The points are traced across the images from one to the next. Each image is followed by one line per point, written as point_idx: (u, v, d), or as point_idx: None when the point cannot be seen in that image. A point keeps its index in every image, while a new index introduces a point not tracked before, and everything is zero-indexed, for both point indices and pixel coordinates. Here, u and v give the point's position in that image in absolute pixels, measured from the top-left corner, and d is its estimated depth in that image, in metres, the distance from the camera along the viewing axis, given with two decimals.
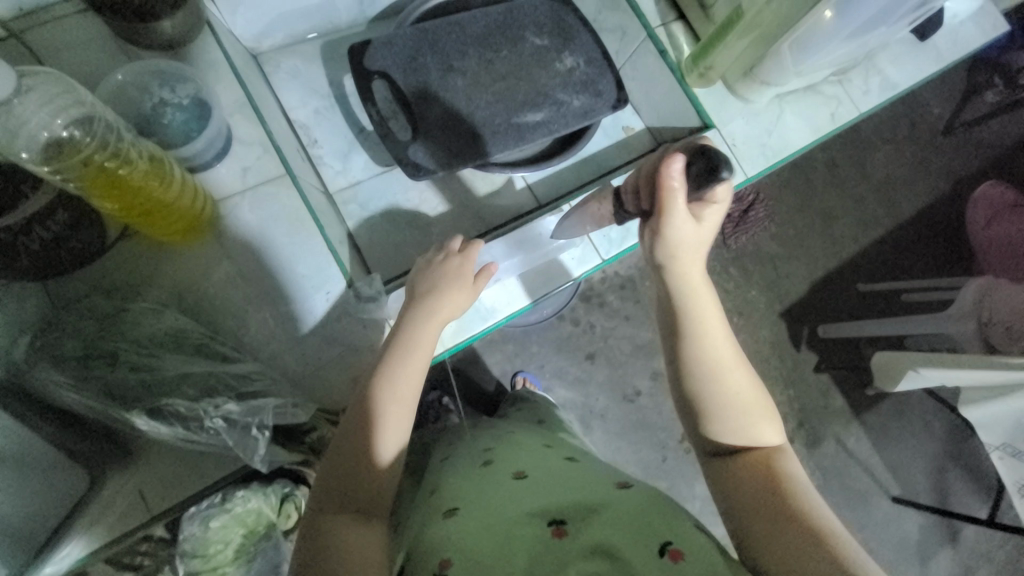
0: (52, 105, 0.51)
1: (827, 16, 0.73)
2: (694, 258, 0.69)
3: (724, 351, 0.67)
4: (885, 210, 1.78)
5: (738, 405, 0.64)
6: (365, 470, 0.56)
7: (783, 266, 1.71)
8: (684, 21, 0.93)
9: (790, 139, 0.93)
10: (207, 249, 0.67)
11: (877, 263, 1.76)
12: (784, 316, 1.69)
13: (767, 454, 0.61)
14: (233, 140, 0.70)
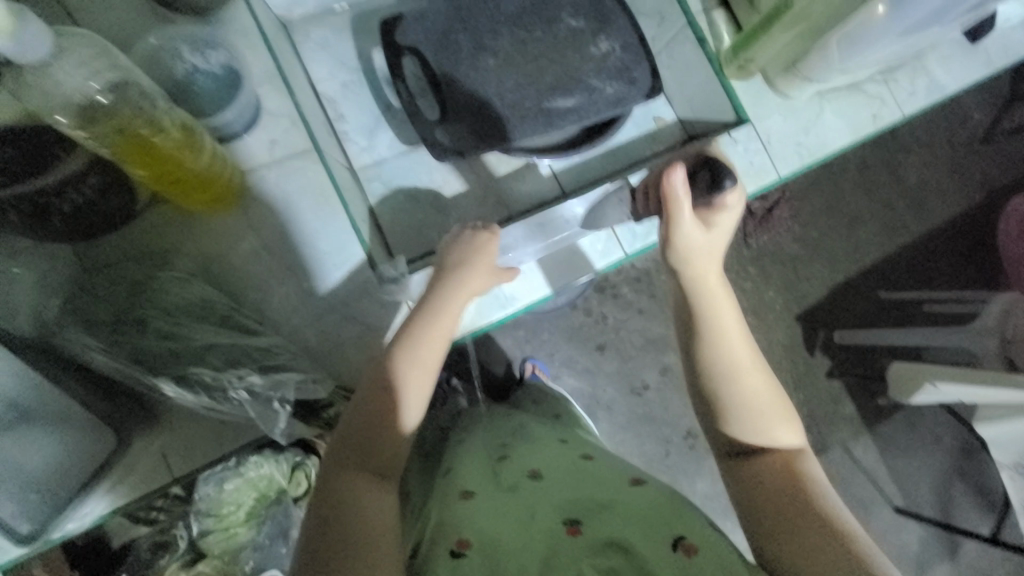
0: (88, 68, 0.50)
1: (878, 13, 0.69)
2: (714, 255, 0.69)
3: (745, 353, 0.66)
4: (915, 217, 1.73)
5: (756, 403, 0.64)
6: (384, 432, 0.58)
7: (804, 268, 1.67)
8: (727, 9, 0.89)
9: (828, 140, 0.89)
10: (234, 220, 0.68)
11: (902, 271, 1.71)
12: (801, 319, 1.66)
13: (788, 460, 0.61)
14: (262, 111, 0.69)
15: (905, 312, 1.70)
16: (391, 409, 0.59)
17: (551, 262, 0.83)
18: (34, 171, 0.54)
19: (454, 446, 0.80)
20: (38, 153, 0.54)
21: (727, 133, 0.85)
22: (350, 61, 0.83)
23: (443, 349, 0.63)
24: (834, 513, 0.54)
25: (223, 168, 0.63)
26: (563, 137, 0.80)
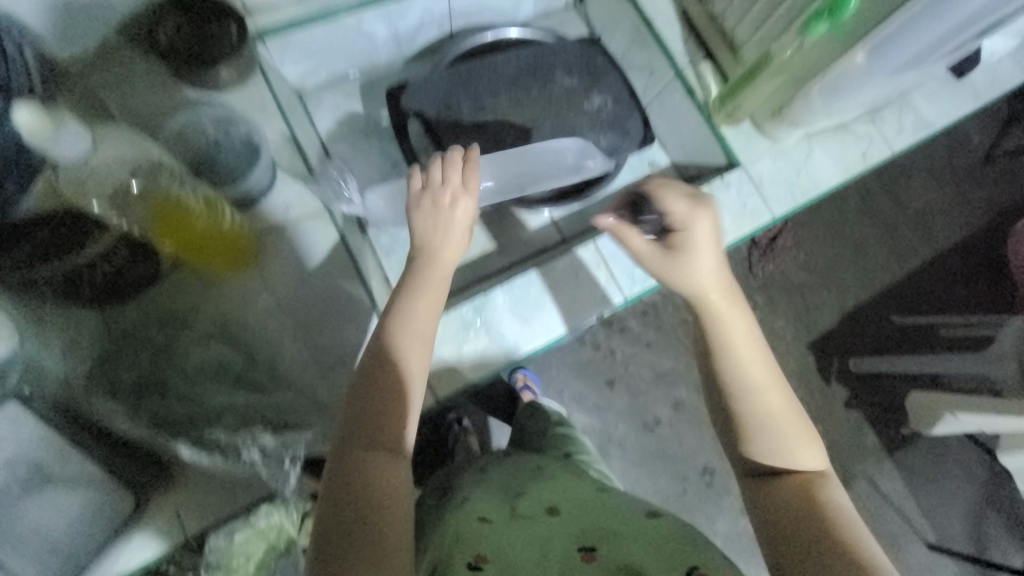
0: (124, 162, 0.61)
1: (858, 61, 0.72)
2: (710, 267, 0.69)
3: (762, 371, 0.65)
4: (920, 241, 1.73)
5: (772, 415, 0.64)
6: (383, 409, 0.60)
7: (811, 296, 1.67)
8: (713, 60, 0.92)
9: (820, 177, 0.91)
10: (251, 278, 0.70)
11: (912, 296, 1.70)
12: (812, 348, 1.65)
13: (811, 485, 0.60)
14: (278, 177, 0.73)
15: (919, 338, 1.67)
16: (388, 390, 0.61)
17: (549, 308, 0.79)
18: (68, 245, 0.59)
19: (470, 480, 0.81)
20: (75, 228, 0.60)
21: (720, 176, 0.87)
22: (361, 126, 0.90)
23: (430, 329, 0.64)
24: (852, 542, 0.53)
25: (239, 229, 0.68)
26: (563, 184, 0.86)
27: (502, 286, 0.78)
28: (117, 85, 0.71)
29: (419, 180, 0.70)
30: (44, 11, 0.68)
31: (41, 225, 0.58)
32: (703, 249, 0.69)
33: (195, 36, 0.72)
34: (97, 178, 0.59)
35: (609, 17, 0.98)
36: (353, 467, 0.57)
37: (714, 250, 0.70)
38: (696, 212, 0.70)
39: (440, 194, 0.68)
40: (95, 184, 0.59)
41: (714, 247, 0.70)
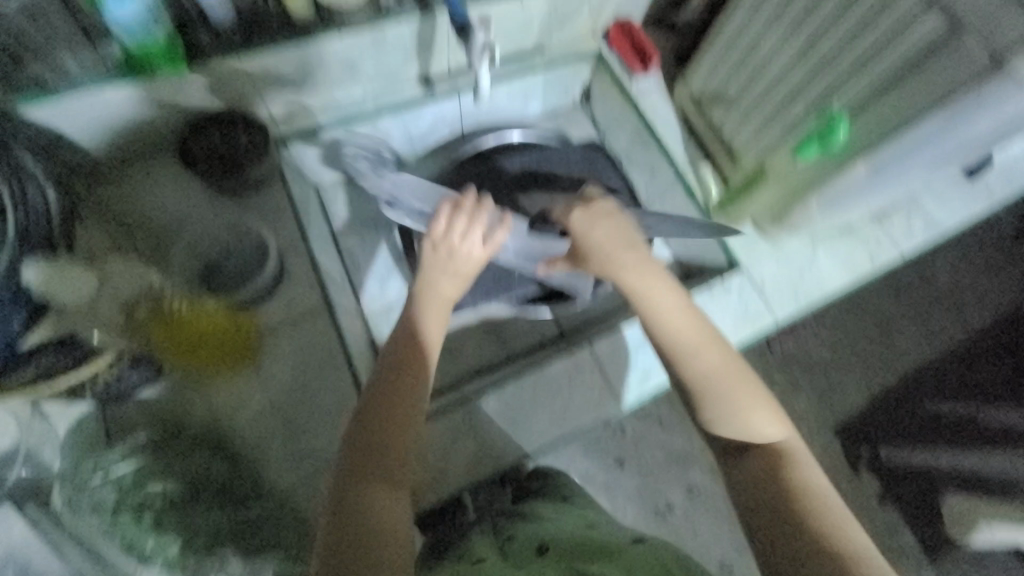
0: (127, 285, 0.65)
1: (854, 180, 0.70)
2: (617, 247, 0.70)
3: (709, 350, 0.65)
4: (951, 320, 1.63)
5: (721, 384, 0.64)
6: (386, 439, 0.61)
7: (835, 377, 1.57)
8: (714, 163, 0.94)
9: (825, 280, 0.90)
10: (246, 379, 0.70)
11: (946, 381, 1.59)
12: (839, 434, 1.54)
13: (775, 464, 0.61)
14: (285, 275, 0.76)
15: (956, 430, 1.55)
16: (389, 424, 0.61)
17: (541, 415, 0.76)
18: (56, 367, 0.58)
19: (465, 538, 0.79)
20: (69, 352, 0.59)
21: (720, 278, 0.87)
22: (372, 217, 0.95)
23: (429, 361, 0.65)
24: (823, 526, 0.55)
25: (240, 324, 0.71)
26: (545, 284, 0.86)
27: (495, 388, 0.76)
28: (153, 188, 0.77)
29: (438, 230, 0.69)
30: (86, 128, 0.71)
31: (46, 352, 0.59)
32: (595, 233, 0.72)
33: (242, 149, 0.76)
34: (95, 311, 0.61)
35: (613, 118, 1.03)
36: (360, 499, 0.57)
37: (613, 230, 0.72)
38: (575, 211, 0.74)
39: (458, 247, 0.69)
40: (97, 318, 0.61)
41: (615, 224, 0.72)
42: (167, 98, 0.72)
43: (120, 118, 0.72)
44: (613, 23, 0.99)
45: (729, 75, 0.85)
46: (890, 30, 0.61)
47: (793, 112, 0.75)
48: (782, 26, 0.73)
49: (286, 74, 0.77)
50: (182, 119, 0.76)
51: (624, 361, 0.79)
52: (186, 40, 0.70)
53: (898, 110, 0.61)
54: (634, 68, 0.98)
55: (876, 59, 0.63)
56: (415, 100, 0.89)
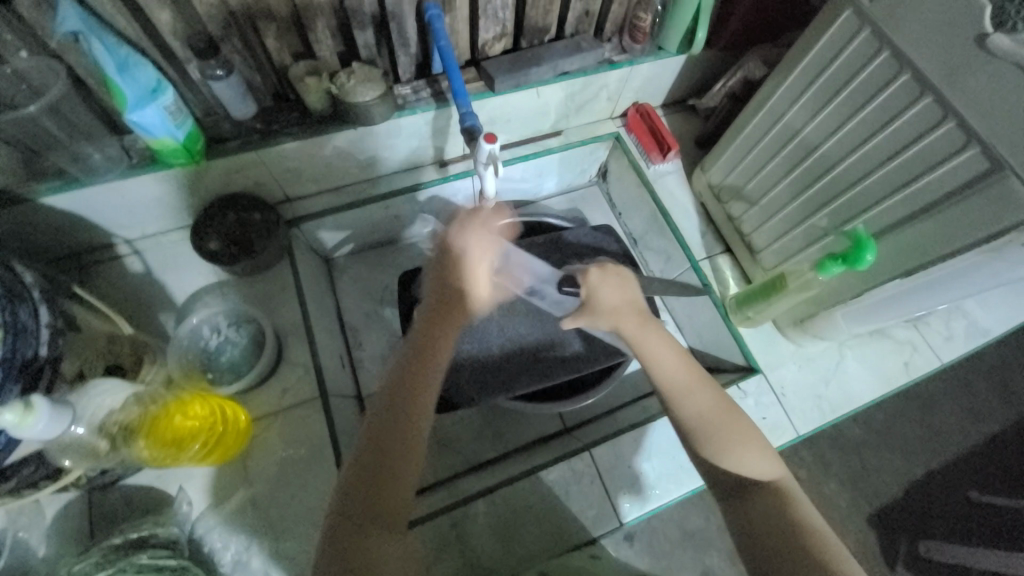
0: (113, 395, 0.56)
1: (876, 296, 0.67)
2: (611, 290, 0.61)
3: (703, 390, 0.57)
4: (1001, 401, 1.44)
5: (716, 426, 0.55)
6: (391, 471, 0.50)
7: (871, 459, 1.36)
8: (732, 255, 0.91)
9: (854, 392, 0.83)
10: (231, 474, 0.67)
11: (999, 469, 1.38)
12: (872, 521, 1.33)
13: (779, 505, 0.51)
14: (283, 361, 0.76)
15: (1011, 531, 1.34)
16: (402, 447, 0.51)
17: (531, 533, 0.69)
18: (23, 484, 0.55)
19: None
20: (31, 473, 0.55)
21: (736, 383, 0.81)
22: (378, 292, 0.95)
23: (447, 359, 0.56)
24: (830, 574, 0.46)
25: (237, 414, 0.66)
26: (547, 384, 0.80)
27: (484, 495, 0.70)
28: (169, 269, 0.79)
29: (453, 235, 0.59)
30: (114, 220, 0.75)
31: (26, 464, 0.54)
32: (603, 285, 0.61)
33: (257, 232, 0.79)
34: (75, 445, 0.54)
35: (630, 200, 1.02)
36: (360, 543, 0.47)
37: (619, 279, 0.62)
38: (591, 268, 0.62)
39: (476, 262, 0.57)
40: (73, 449, 0.54)
41: (621, 272, 0.62)
42: (184, 186, 0.74)
43: (146, 209, 0.75)
44: (631, 106, 0.98)
45: (746, 174, 0.82)
46: (916, 163, 0.56)
47: (816, 223, 0.71)
48: (787, 152, 0.72)
49: (302, 164, 0.79)
50: (198, 203, 0.78)
51: (625, 471, 0.74)
52: (208, 133, 0.73)
53: (933, 242, 0.56)
54: (653, 155, 0.95)
55: (901, 191, 0.59)
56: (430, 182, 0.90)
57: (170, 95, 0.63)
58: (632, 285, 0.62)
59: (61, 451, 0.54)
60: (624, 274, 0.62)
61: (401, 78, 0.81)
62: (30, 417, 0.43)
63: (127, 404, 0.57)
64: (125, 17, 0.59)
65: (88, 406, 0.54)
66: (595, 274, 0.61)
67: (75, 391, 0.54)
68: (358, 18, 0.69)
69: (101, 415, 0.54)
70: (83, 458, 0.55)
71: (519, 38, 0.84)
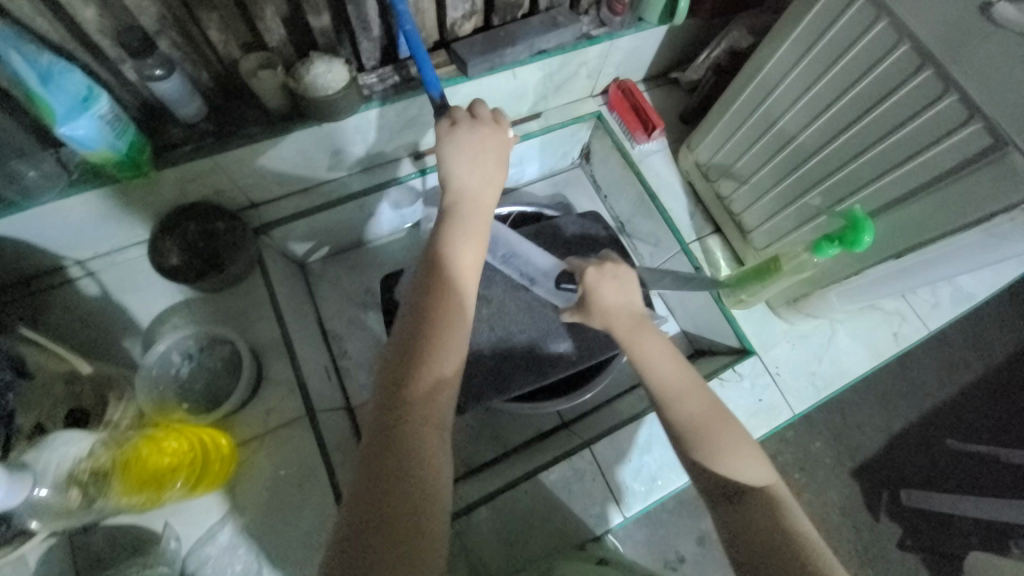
0: (73, 444, 0.52)
1: (874, 277, 0.66)
2: (609, 289, 0.65)
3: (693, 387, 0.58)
4: (973, 349, 1.45)
5: (707, 426, 0.54)
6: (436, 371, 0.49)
7: (852, 413, 1.39)
8: (722, 235, 0.90)
9: (846, 367, 0.83)
10: (218, 504, 0.63)
11: (977, 417, 1.39)
12: (855, 475, 1.34)
13: (769, 513, 0.50)
14: (264, 380, 0.71)
15: (991, 477, 1.35)
16: (444, 334, 0.50)
17: (538, 535, 0.68)
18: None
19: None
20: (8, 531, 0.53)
21: (732, 366, 0.80)
22: (359, 296, 0.92)
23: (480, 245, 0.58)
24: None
25: (217, 439, 0.61)
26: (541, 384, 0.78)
27: (487, 502, 0.68)
28: (131, 289, 0.74)
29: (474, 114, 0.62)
30: (61, 243, 0.69)
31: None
32: (602, 285, 0.66)
33: (224, 244, 0.74)
34: (44, 506, 0.50)
35: (615, 182, 0.98)
36: (427, 413, 0.47)
37: (617, 278, 0.66)
38: (589, 268, 0.68)
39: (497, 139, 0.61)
40: (44, 510, 0.51)
41: (621, 272, 0.67)
42: (136, 200, 0.68)
43: (93, 230, 0.69)
44: (612, 83, 0.93)
45: (735, 153, 0.79)
46: (913, 141, 0.54)
47: (809, 202, 0.69)
48: (770, 137, 0.71)
49: (265, 167, 0.73)
50: (155, 217, 0.72)
51: (626, 464, 0.73)
52: (155, 140, 0.66)
53: (934, 221, 0.55)
54: (637, 134, 0.91)
55: (895, 171, 0.57)
56: (407, 176, 0.86)
57: (105, 103, 0.56)
58: (629, 285, 0.66)
59: (29, 512, 0.51)
60: (624, 272, 0.67)
61: (365, 67, 0.74)
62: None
63: (94, 450, 0.53)
64: (46, 18, 0.52)
65: (49, 462, 0.50)
66: (594, 272, 0.67)
67: (31, 449, 0.50)
68: (311, 3, 0.62)
69: (66, 468, 0.51)
70: (56, 519, 0.52)
71: (490, 14, 0.77)
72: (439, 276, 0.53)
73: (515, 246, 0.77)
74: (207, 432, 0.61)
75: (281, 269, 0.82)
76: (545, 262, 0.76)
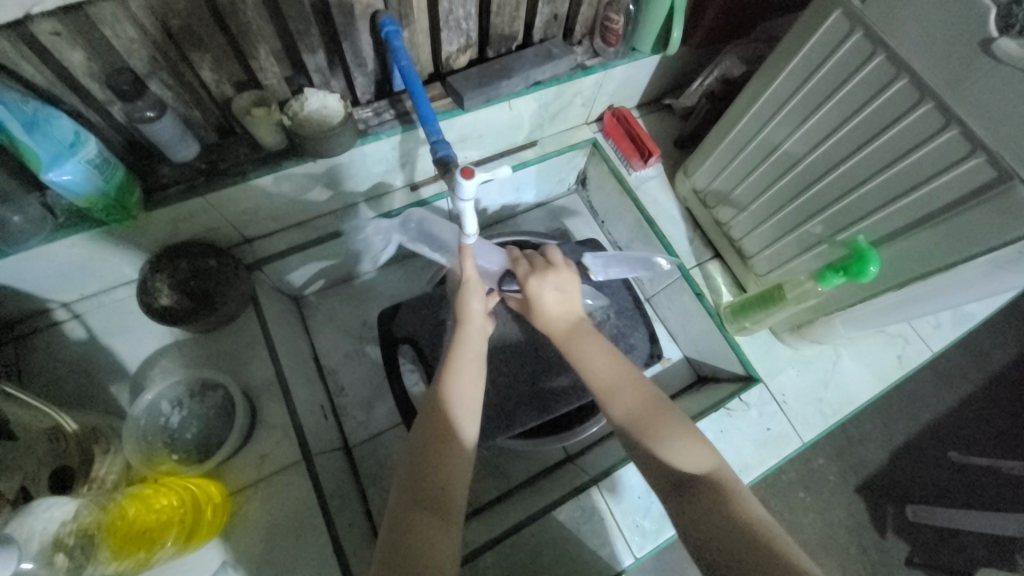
0: (54, 506, 0.49)
1: (881, 303, 0.66)
2: (545, 292, 0.64)
3: (631, 385, 0.57)
4: (971, 360, 1.44)
5: (645, 421, 0.54)
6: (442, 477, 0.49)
7: (853, 428, 1.37)
8: (722, 260, 0.89)
9: (852, 392, 0.82)
10: (210, 561, 0.60)
11: (977, 428, 1.38)
12: (861, 492, 1.32)
13: (720, 502, 0.47)
14: (258, 423, 0.69)
15: (995, 489, 1.33)
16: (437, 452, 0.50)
17: None
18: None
19: None
20: None
21: (738, 396, 0.79)
22: (356, 329, 0.90)
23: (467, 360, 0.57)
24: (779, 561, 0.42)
25: (207, 488, 0.61)
26: (543, 419, 0.77)
27: (492, 546, 0.66)
28: (119, 332, 0.72)
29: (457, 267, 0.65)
30: (46, 288, 0.66)
31: None
32: (542, 289, 0.65)
33: (216, 282, 0.72)
34: None
35: (612, 208, 0.98)
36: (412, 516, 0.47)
37: (558, 282, 0.65)
38: (530, 275, 0.65)
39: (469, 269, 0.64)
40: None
41: (560, 274, 0.66)
42: (125, 241, 0.66)
43: (80, 273, 0.67)
44: (606, 110, 0.93)
45: (732, 179, 0.78)
46: (914, 172, 0.54)
47: (810, 230, 0.69)
48: (770, 165, 0.71)
49: (259, 205, 0.72)
50: (144, 257, 0.71)
51: (633, 499, 0.71)
52: (146, 180, 0.64)
53: (939, 251, 0.55)
54: (633, 160, 0.91)
55: (897, 201, 0.57)
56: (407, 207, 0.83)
57: (92, 146, 0.55)
58: (569, 286, 0.66)
59: None
60: (565, 275, 0.66)
61: (359, 101, 0.73)
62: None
63: (78, 513, 0.50)
64: (31, 62, 0.50)
65: (32, 531, 0.46)
66: (535, 279, 0.65)
67: (12, 518, 0.46)
68: (306, 41, 0.62)
69: (50, 535, 0.47)
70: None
71: (485, 47, 0.77)
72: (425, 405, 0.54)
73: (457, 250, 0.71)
74: (190, 482, 0.60)
75: (277, 304, 0.81)
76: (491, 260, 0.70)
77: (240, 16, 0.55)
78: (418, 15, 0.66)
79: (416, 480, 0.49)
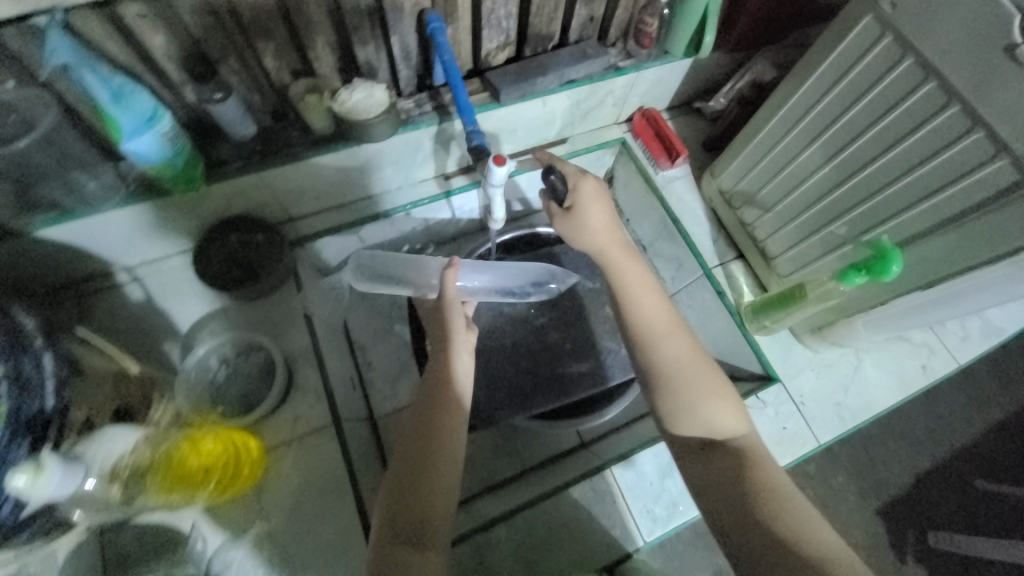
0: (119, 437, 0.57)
1: (904, 309, 0.67)
2: (595, 212, 0.65)
3: (678, 345, 0.59)
4: (1003, 386, 1.39)
5: (686, 376, 0.57)
6: (426, 508, 0.51)
7: (877, 449, 1.32)
8: (744, 260, 0.91)
9: (874, 398, 0.82)
10: (246, 508, 0.64)
11: (1005, 457, 1.33)
12: (880, 514, 1.28)
13: (742, 475, 0.51)
14: (294, 387, 0.74)
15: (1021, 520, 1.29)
16: (425, 488, 0.52)
17: (558, 556, 0.69)
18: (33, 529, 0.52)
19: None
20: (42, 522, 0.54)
21: (754, 394, 0.79)
22: None
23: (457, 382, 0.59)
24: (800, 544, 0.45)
25: (247, 441, 0.65)
26: (558, 402, 0.80)
27: (506, 520, 0.69)
28: (174, 297, 0.79)
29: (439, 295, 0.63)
30: (112, 252, 0.73)
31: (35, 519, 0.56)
32: (591, 205, 0.65)
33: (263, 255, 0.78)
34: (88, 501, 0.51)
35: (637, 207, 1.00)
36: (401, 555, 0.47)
37: (598, 199, 0.66)
38: (584, 180, 0.66)
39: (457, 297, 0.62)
40: (89, 499, 0.55)
41: (591, 186, 0.66)
42: (184, 213, 0.72)
43: (143, 240, 0.74)
44: (636, 111, 0.96)
45: (758, 181, 0.80)
46: (938, 174, 0.55)
47: (834, 231, 0.70)
48: (794, 169, 0.73)
49: (306, 185, 0.77)
50: (198, 229, 0.77)
51: (644, 486, 0.73)
52: (207, 157, 0.70)
53: (963, 253, 0.56)
54: (660, 160, 0.94)
55: (924, 203, 0.58)
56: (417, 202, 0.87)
57: (167, 122, 0.60)
58: (613, 213, 0.67)
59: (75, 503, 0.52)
60: (596, 186, 0.66)
61: (403, 92, 0.78)
62: (41, 475, 0.46)
63: (137, 446, 0.58)
64: (115, 41, 0.56)
65: (97, 455, 0.55)
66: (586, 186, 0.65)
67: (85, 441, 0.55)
68: (359, 34, 0.67)
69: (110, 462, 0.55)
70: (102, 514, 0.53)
71: (523, 46, 0.81)
72: (416, 434, 0.55)
73: (478, 280, 0.75)
74: (230, 437, 0.64)
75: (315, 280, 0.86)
76: (469, 280, 0.74)
77: (303, 9, 0.61)
78: (462, 14, 0.70)
79: (404, 508, 0.50)
